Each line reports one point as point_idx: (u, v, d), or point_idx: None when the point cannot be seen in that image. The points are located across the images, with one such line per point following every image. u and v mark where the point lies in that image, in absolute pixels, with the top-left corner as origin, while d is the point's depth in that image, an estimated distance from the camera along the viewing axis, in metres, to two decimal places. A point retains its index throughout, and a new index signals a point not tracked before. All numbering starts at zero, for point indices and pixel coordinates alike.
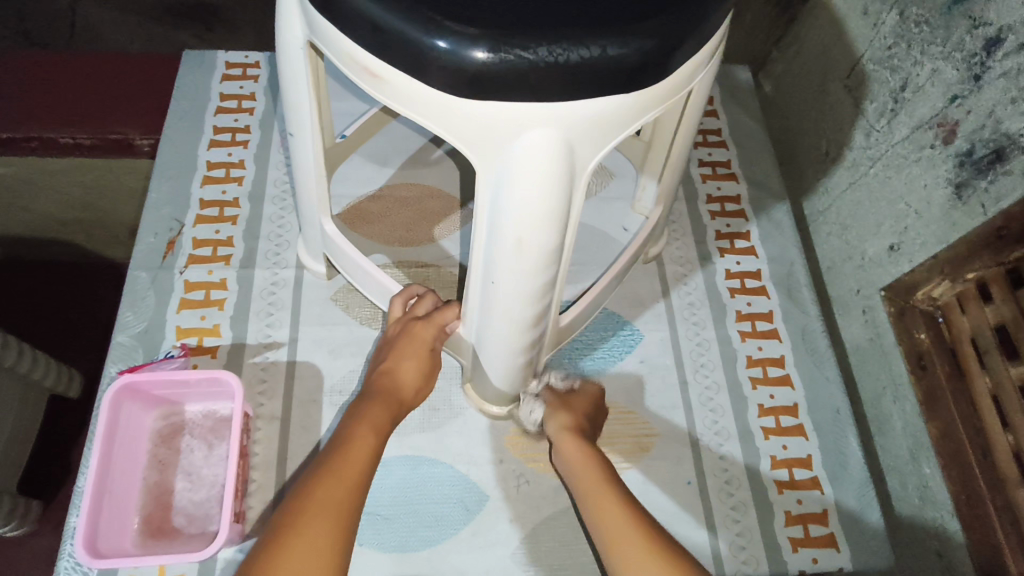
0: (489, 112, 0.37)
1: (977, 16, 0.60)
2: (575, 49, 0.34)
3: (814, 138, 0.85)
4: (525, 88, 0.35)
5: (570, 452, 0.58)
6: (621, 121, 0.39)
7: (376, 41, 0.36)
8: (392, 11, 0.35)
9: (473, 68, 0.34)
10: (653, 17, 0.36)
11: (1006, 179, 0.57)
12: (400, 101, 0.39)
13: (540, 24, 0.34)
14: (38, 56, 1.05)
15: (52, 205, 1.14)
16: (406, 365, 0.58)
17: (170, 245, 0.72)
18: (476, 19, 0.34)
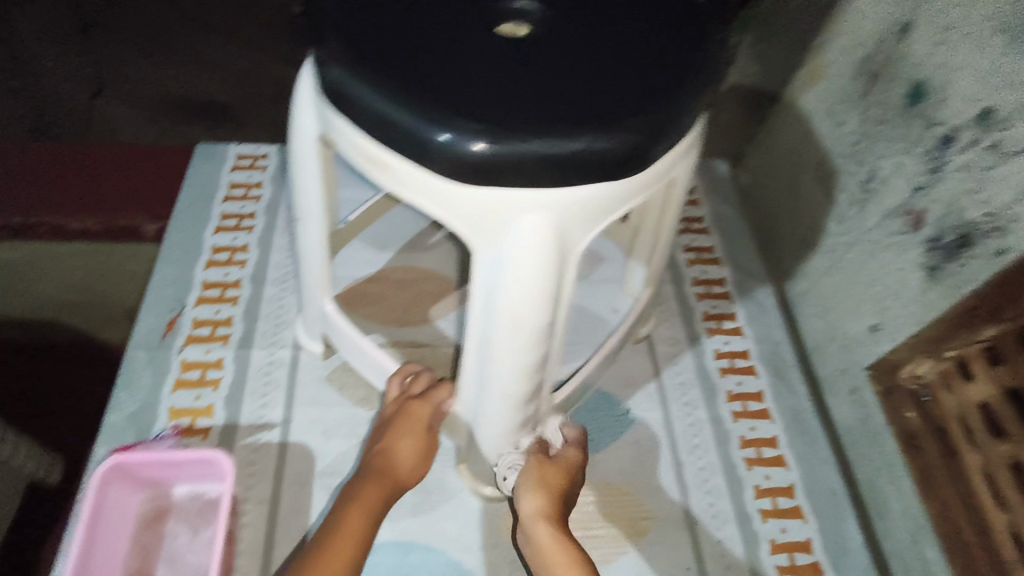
0: (488, 198, 0.40)
1: (930, 116, 0.66)
2: (565, 140, 0.38)
3: (791, 226, 0.89)
4: (520, 176, 0.38)
5: (545, 556, 0.54)
6: (608, 205, 0.42)
7: (383, 133, 0.40)
8: (397, 107, 0.38)
9: (471, 157, 0.38)
10: (636, 114, 0.40)
11: (972, 263, 0.60)
12: (404, 188, 0.42)
13: (532, 119, 0.38)
14: (55, 149, 1.11)
15: (53, 289, 1.16)
16: (402, 446, 0.59)
17: (170, 325, 0.73)
18: (475, 115, 0.37)
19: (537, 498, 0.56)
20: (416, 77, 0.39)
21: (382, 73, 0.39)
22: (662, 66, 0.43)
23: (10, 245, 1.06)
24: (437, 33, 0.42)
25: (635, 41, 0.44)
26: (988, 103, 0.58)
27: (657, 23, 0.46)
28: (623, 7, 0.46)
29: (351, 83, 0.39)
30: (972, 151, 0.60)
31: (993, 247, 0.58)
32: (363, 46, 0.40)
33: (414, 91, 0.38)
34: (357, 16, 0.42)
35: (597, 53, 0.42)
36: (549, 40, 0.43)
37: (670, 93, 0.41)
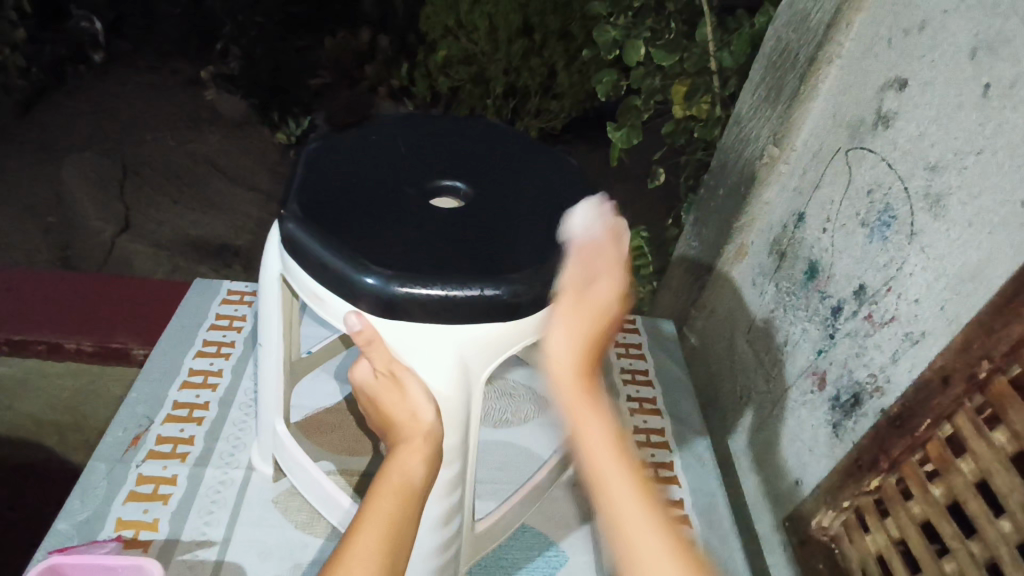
0: (404, 331, 0.49)
1: (823, 289, 0.76)
2: (464, 286, 0.47)
3: (731, 384, 0.97)
4: (428, 313, 0.48)
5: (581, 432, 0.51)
6: (507, 341, 0.51)
7: (321, 273, 0.49)
8: (333, 253, 0.48)
9: (390, 297, 0.47)
10: (525, 271, 0.50)
11: (865, 421, 0.67)
12: (337, 318, 0.50)
13: (442, 270, 0.48)
14: (72, 276, 1.23)
15: (38, 407, 1.24)
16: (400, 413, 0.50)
17: (135, 440, 0.79)
18: (393, 264, 0.47)
19: (574, 339, 0.52)
20: (355, 233, 0.49)
21: (329, 228, 0.49)
22: (559, 233, 0.53)
23: (9, 360, 1.14)
24: (379, 201, 0.53)
25: (540, 214, 0.55)
26: (861, 280, 0.69)
27: (566, 202, 0.57)
28: (539, 190, 0.58)
29: (302, 235, 0.49)
30: (855, 321, 0.70)
31: (878, 406, 0.65)
32: (318, 207, 0.51)
33: (351, 244, 0.48)
34: (319, 184, 0.53)
35: (508, 224, 0.53)
36: (469, 212, 0.54)
37: (559, 257, 0.52)
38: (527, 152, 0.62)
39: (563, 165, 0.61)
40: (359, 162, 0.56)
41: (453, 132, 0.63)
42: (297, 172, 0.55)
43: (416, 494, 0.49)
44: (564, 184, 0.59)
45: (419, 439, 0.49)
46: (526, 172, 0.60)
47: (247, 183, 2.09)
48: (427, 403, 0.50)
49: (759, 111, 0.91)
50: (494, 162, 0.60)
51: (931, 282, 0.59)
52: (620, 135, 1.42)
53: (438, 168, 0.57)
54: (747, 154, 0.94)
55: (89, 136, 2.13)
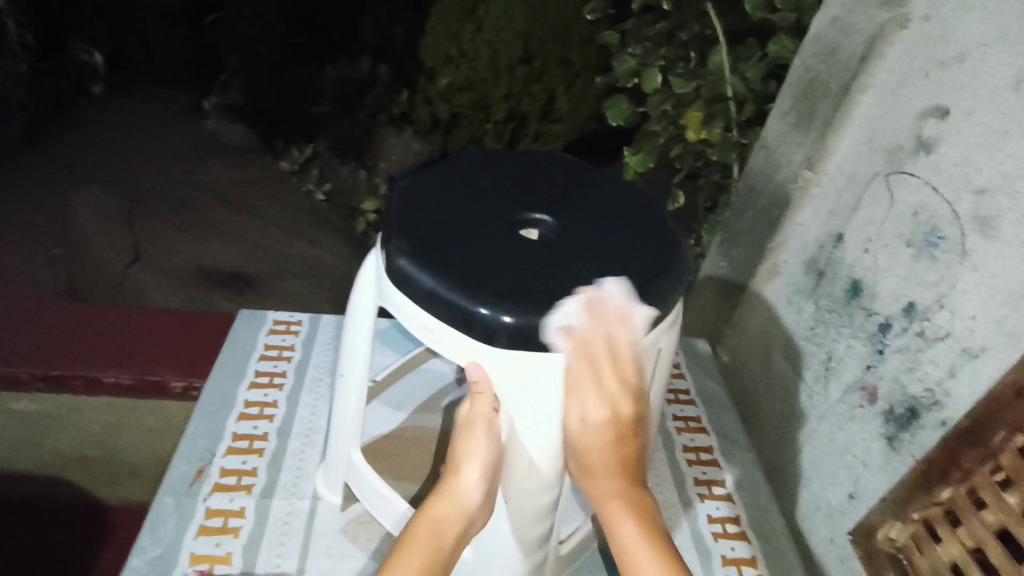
0: (514, 364, 0.52)
1: (868, 307, 0.79)
2: (573, 316, 0.50)
3: (769, 400, 1.00)
4: (536, 341, 0.50)
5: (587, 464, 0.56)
6: (607, 369, 0.54)
7: (429, 301, 0.52)
8: (443, 285, 0.51)
9: (501, 326, 0.50)
10: (624, 299, 0.52)
11: (922, 434, 0.69)
12: (446, 349, 0.53)
13: (546, 301, 0.51)
14: (102, 309, 1.23)
15: (68, 444, 1.25)
16: (468, 470, 0.55)
17: (199, 473, 0.79)
18: (502, 295, 0.50)
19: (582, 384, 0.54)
20: (460, 265, 0.52)
21: (436, 260, 0.52)
22: (645, 262, 0.56)
23: (42, 396, 1.14)
24: (475, 234, 0.55)
25: (624, 243, 0.58)
26: (909, 298, 0.72)
27: (646, 232, 0.60)
28: (618, 220, 0.60)
29: (412, 269, 0.52)
30: (904, 336, 0.73)
31: (936, 419, 0.68)
32: (421, 239, 0.54)
33: (458, 275, 0.51)
34: (416, 217, 0.56)
35: (599, 254, 0.56)
36: (559, 242, 0.56)
37: (650, 286, 0.54)
38: (599, 183, 0.65)
39: (636, 196, 0.64)
40: (450, 195, 0.59)
41: (527, 165, 0.66)
42: (392, 204, 0.57)
43: (454, 540, 0.55)
44: (638, 213, 0.62)
45: (450, 499, 0.56)
46: (602, 202, 0.63)
47: (256, 213, 2.11)
48: (471, 471, 0.55)
49: (790, 136, 0.95)
50: (572, 192, 0.63)
51: (986, 299, 0.63)
52: (636, 160, 1.45)
53: (522, 200, 0.60)
54: (778, 177, 0.98)
55: (95, 168, 2.14)
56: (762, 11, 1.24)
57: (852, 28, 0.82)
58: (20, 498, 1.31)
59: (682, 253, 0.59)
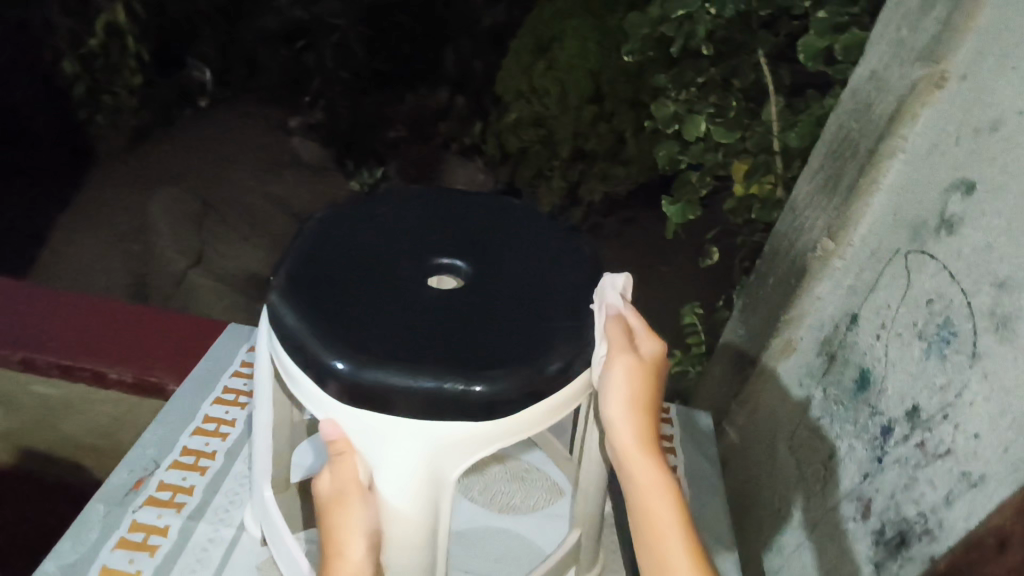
0: (372, 425, 0.49)
1: (873, 404, 0.68)
2: (437, 379, 0.47)
3: (769, 492, 0.88)
4: (392, 404, 0.48)
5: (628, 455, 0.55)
6: (478, 443, 0.50)
7: (294, 348, 0.50)
8: (307, 331, 0.49)
9: (358, 380, 0.47)
10: (500, 366, 0.49)
11: (910, 565, 0.59)
12: (309, 400, 0.51)
13: (412, 358, 0.48)
14: (124, 305, 1.28)
15: (80, 432, 1.31)
16: (352, 546, 0.50)
17: (138, 483, 0.78)
18: (361, 348, 0.48)
19: (628, 392, 0.56)
20: (334, 316, 0.50)
21: (312, 308, 0.51)
22: (545, 329, 0.53)
23: (57, 383, 1.20)
24: (366, 281, 0.54)
25: (530, 305, 0.55)
26: (914, 401, 0.61)
27: (558, 296, 0.57)
28: (531, 279, 0.58)
29: (288, 314, 0.51)
30: (906, 445, 0.61)
31: (926, 552, 0.57)
32: (307, 285, 0.53)
33: (328, 322, 0.50)
34: (316, 262, 0.56)
35: (494, 313, 0.53)
36: (458, 296, 0.54)
37: (537, 353, 0.51)
38: (536, 241, 0.63)
39: (566, 255, 0.62)
40: (365, 242, 0.58)
41: (464, 213, 0.65)
42: (297, 245, 0.58)
43: None
44: (560, 278, 0.59)
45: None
46: (528, 263, 0.60)
47: None
48: (358, 541, 0.50)
49: (816, 200, 0.85)
50: (502, 248, 0.61)
51: (995, 417, 0.51)
52: (674, 210, 1.38)
53: (439, 249, 0.59)
54: (800, 244, 0.87)
55: None
56: (817, 63, 1.11)
57: (886, 84, 0.72)
58: (37, 476, 1.39)
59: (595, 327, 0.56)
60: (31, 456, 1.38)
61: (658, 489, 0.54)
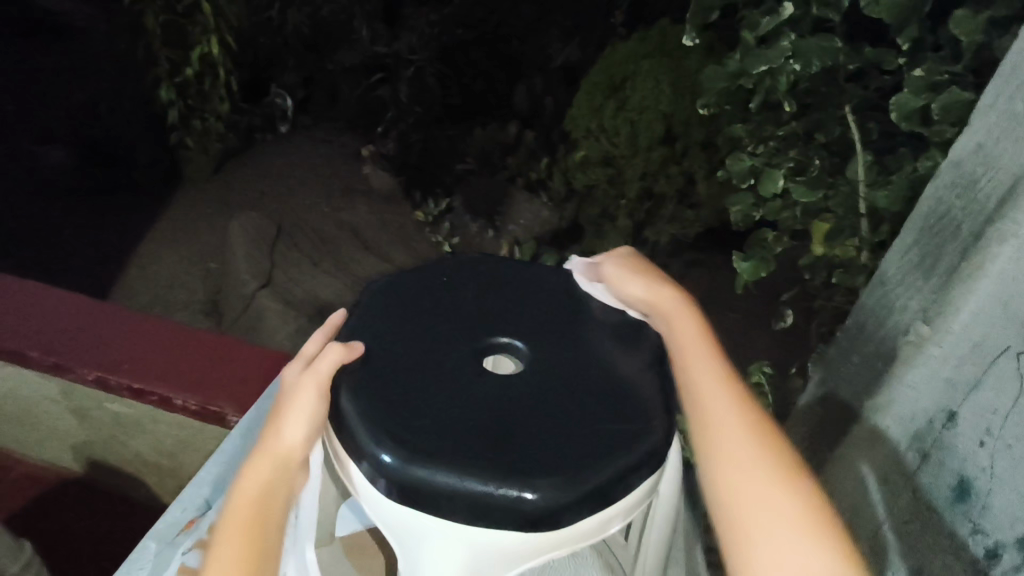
0: (417, 525, 0.53)
1: (984, 515, 0.66)
2: (487, 483, 0.51)
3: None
4: (439, 504, 0.52)
5: (683, 340, 0.66)
6: (522, 553, 0.53)
7: (345, 438, 0.56)
8: (359, 424, 0.55)
9: (403, 473, 0.52)
10: (543, 475, 0.51)
11: None
12: (357, 489, 0.56)
13: (459, 461, 0.52)
14: (194, 330, 1.32)
15: (147, 451, 1.36)
16: (289, 423, 0.59)
17: (189, 523, 0.79)
18: (407, 447, 0.53)
19: (660, 291, 0.69)
20: (389, 409, 0.56)
21: (368, 398, 0.57)
22: (592, 432, 0.55)
23: (129, 403, 1.26)
24: (421, 373, 0.59)
25: (581, 404, 0.57)
26: None
27: (611, 393, 0.59)
28: (584, 376, 0.60)
29: (345, 403, 0.57)
30: None
31: None
32: (368, 375, 0.59)
33: (382, 419, 0.55)
34: (376, 348, 0.62)
35: (545, 412, 0.56)
36: (509, 389, 0.58)
37: (583, 461, 0.53)
38: (592, 329, 0.66)
39: (626, 350, 0.64)
40: (426, 327, 0.64)
41: (529, 299, 0.69)
42: (356, 331, 0.64)
43: (284, 489, 0.58)
44: (609, 373, 0.61)
45: (273, 458, 0.58)
46: (582, 357, 0.62)
47: (380, 256, 2.24)
48: (292, 428, 0.59)
49: (908, 277, 0.78)
50: (558, 337, 0.64)
51: None
52: (745, 267, 1.29)
53: (500, 330, 0.64)
54: (889, 325, 0.81)
55: (259, 197, 2.43)
56: (912, 124, 1.01)
57: (996, 163, 0.66)
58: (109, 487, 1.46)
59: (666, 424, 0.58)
60: (100, 467, 1.45)
61: (712, 381, 0.63)
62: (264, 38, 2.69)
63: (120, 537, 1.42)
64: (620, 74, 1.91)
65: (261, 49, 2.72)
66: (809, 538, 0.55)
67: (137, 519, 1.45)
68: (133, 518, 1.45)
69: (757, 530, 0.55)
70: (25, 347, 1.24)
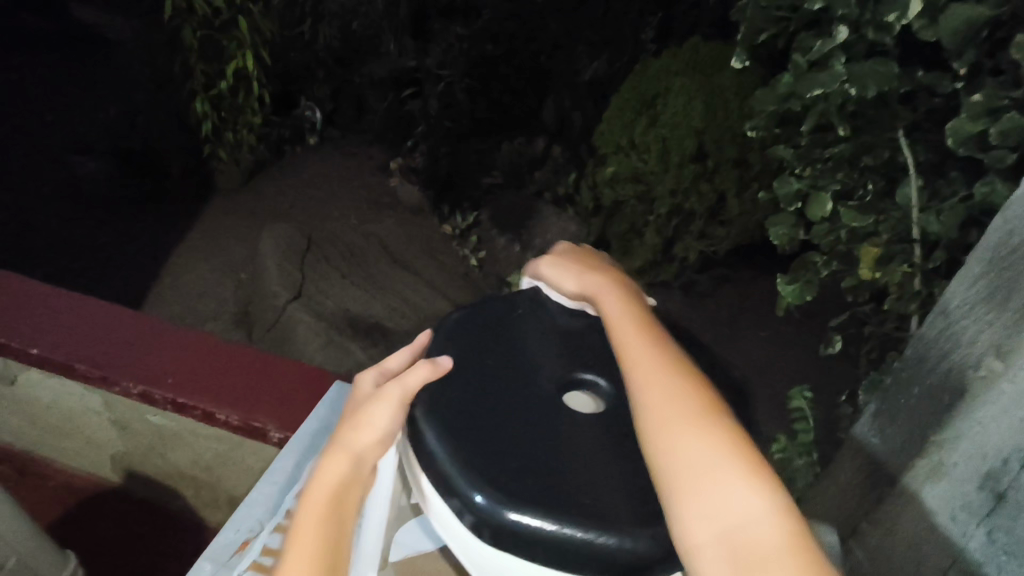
0: (515, 568, 0.55)
1: None
2: (587, 532, 0.53)
3: None
4: (539, 549, 0.53)
5: (619, 323, 0.64)
6: None
7: (437, 476, 0.57)
8: (452, 463, 0.56)
9: (493, 514, 0.54)
10: (646, 526, 0.54)
11: None
12: (451, 529, 0.58)
13: (563, 508, 0.53)
14: (235, 346, 1.33)
15: (184, 464, 1.36)
16: (364, 427, 0.64)
17: (242, 545, 0.80)
18: (506, 490, 0.54)
19: (597, 282, 0.70)
20: (478, 451, 0.57)
21: (453, 437, 0.58)
22: None
23: (171, 416, 1.27)
24: (513, 412, 0.60)
25: None
26: None
27: None
28: None
29: (434, 447, 0.58)
30: None
31: None
32: (452, 413, 0.60)
33: (476, 460, 0.56)
34: (456, 387, 0.63)
35: (637, 458, 0.59)
36: (601, 433, 0.60)
37: None
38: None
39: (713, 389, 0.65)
40: (507, 363, 0.65)
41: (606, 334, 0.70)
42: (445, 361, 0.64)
43: (357, 484, 0.64)
44: None
45: (349, 455, 0.64)
46: None
47: (409, 268, 2.24)
48: (367, 433, 0.64)
49: (975, 311, 0.75)
50: None
51: None
52: (790, 289, 1.28)
53: (584, 365, 0.66)
54: (953, 359, 0.78)
55: (291, 209, 2.44)
56: (967, 149, 0.99)
57: None
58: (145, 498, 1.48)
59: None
60: (137, 477, 1.46)
61: (648, 358, 0.60)
62: (295, 53, 2.67)
63: (154, 542, 1.43)
64: (651, 90, 1.88)
65: (291, 64, 2.71)
66: (741, 494, 0.52)
67: (171, 531, 1.45)
68: (167, 530, 1.45)
69: (688, 497, 0.52)
70: (72, 360, 1.25)
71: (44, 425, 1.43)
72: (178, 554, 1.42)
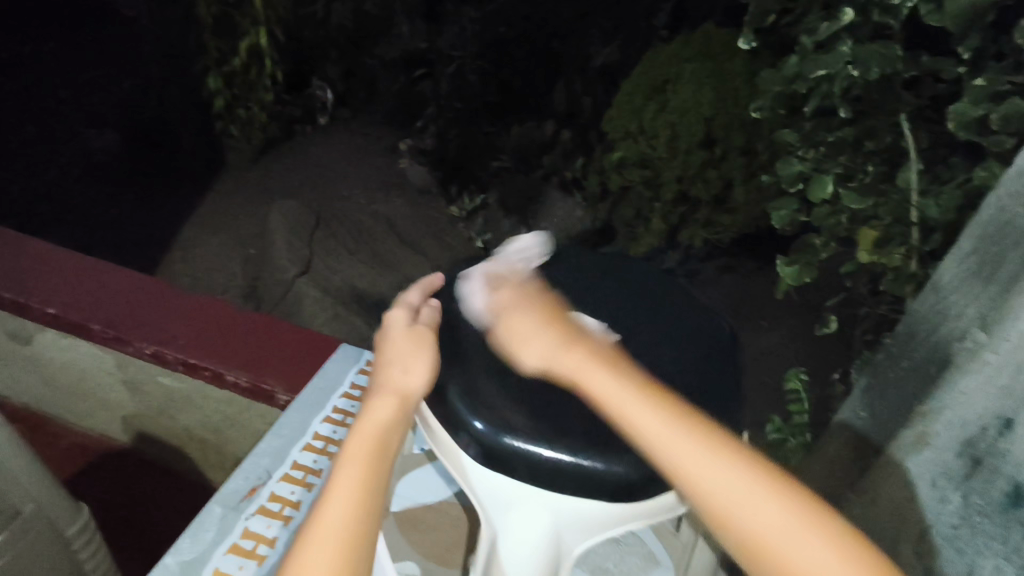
0: (507, 487, 0.61)
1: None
2: (576, 455, 0.58)
3: None
4: (529, 470, 0.59)
5: (702, 465, 0.55)
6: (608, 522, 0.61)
7: (442, 404, 0.63)
8: (456, 393, 0.62)
9: (491, 438, 0.60)
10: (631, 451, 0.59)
11: None
12: (452, 455, 0.64)
13: (557, 436, 0.59)
14: (245, 313, 1.36)
15: (193, 425, 1.41)
16: (412, 367, 0.64)
17: (251, 491, 0.85)
18: (501, 416, 0.60)
19: (626, 384, 0.58)
20: (481, 384, 0.63)
21: (457, 371, 0.64)
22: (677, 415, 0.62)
23: (182, 378, 1.30)
24: None
25: (668, 382, 0.65)
26: None
27: (694, 379, 0.66)
28: (670, 361, 0.67)
29: (444, 380, 0.64)
30: None
31: None
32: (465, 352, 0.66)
33: (475, 391, 0.62)
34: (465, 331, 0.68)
35: None
36: None
37: None
38: (669, 319, 0.72)
39: (705, 333, 0.70)
40: None
41: (610, 286, 0.75)
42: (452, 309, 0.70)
43: (400, 427, 0.62)
44: (699, 363, 0.67)
45: (397, 396, 0.63)
46: (667, 343, 0.69)
47: (415, 248, 2.27)
48: (417, 372, 0.64)
49: (965, 287, 0.77)
50: (641, 324, 0.71)
51: None
52: (790, 271, 1.30)
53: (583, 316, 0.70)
54: (942, 331, 0.80)
55: (299, 185, 2.47)
56: (966, 130, 0.99)
57: None
58: (155, 459, 1.53)
59: (736, 413, 0.65)
60: (147, 439, 1.51)
61: (768, 509, 0.53)
62: (308, 32, 2.70)
63: (163, 500, 1.48)
64: (661, 76, 1.89)
65: (305, 43, 2.74)
66: None
67: (180, 491, 1.50)
68: (176, 490, 1.50)
69: None
70: (89, 320, 1.30)
71: (59, 385, 1.47)
72: (185, 512, 1.47)
